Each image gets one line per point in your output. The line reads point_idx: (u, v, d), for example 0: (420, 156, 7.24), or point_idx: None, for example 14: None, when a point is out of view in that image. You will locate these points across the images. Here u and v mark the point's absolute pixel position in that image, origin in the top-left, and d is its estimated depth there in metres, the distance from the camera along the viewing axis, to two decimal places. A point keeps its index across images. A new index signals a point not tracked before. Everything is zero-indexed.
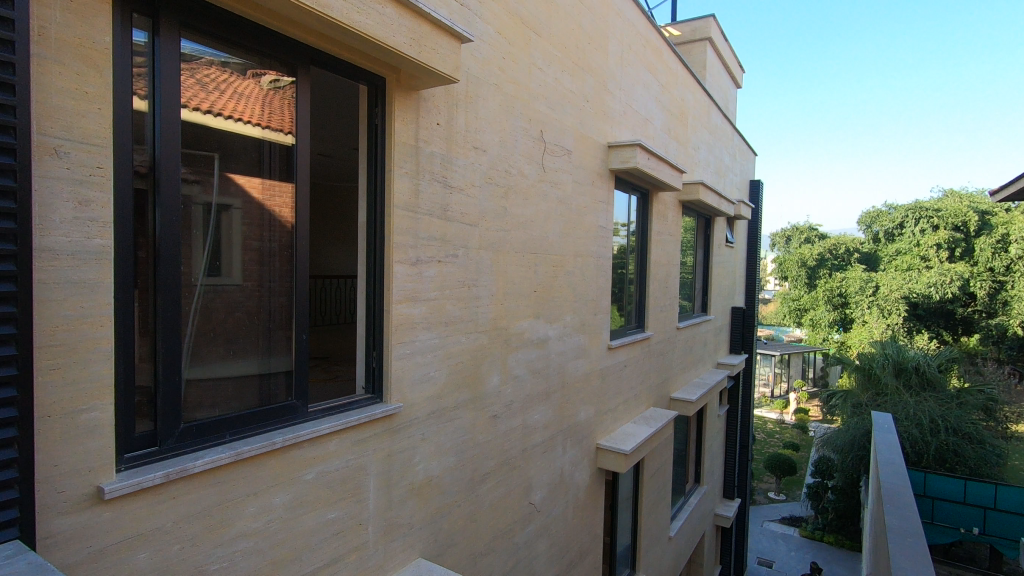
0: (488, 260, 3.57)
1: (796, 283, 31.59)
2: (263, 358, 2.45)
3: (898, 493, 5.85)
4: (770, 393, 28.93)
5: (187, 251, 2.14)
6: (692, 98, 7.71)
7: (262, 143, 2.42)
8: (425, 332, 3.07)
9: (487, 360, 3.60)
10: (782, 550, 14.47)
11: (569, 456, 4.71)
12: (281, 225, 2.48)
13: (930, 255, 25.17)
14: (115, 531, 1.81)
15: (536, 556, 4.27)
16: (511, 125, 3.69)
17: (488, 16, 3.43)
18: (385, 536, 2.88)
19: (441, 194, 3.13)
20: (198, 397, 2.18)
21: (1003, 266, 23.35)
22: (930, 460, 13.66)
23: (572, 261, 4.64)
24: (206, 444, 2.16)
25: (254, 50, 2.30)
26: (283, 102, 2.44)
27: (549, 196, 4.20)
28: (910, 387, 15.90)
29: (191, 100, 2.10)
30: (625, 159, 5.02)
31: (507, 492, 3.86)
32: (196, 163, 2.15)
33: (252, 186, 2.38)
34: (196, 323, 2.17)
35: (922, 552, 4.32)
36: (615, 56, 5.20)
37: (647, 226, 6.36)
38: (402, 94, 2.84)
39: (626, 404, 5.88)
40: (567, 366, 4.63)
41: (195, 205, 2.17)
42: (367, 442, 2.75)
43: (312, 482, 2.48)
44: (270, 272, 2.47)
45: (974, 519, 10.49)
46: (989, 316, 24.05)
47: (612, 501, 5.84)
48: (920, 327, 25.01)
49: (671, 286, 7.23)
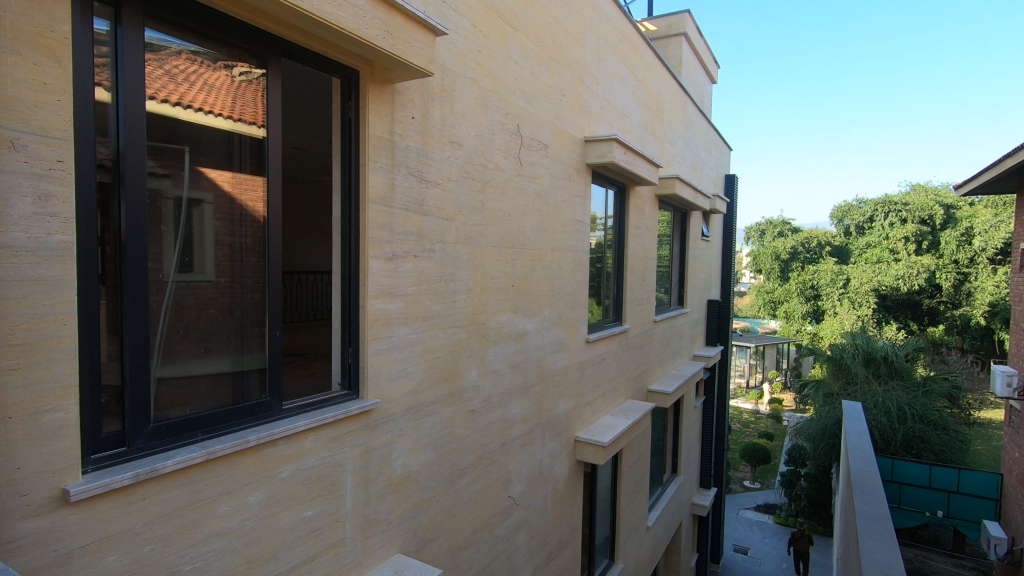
0: (465, 255, 3.56)
1: (770, 275, 32.17)
2: (235, 356, 2.41)
3: (867, 480, 6.01)
4: (745, 384, 29.43)
5: (158, 247, 2.10)
6: (668, 93, 7.76)
7: (232, 135, 2.35)
8: (401, 327, 3.05)
9: (465, 356, 3.60)
10: (757, 538, 14.80)
11: (548, 449, 4.73)
12: (253, 220, 2.42)
13: (899, 248, 25.89)
14: (82, 534, 1.77)
15: (515, 549, 4.30)
16: (487, 119, 3.68)
17: (464, 8, 3.39)
18: (363, 532, 2.87)
19: (417, 187, 3.10)
20: (170, 395, 2.14)
21: (967, 259, 24.13)
22: (897, 447, 14.15)
23: (550, 255, 4.65)
24: (178, 443, 2.12)
25: (223, 42, 2.24)
26: (253, 94, 2.38)
27: (526, 190, 4.20)
28: (879, 376, 16.35)
29: (158, 91, 2.05)
30: (602, 154, 5.06)
31: (485, 487, 3.86)
32: (164, 156, 2.10)
33: (223, 180, 2.32)
34: (167, 320, 2.14)
35: (889, 536, 4.46)
36: (592, 51, 5.21)
37: (624, 220, 6.41)
38: (376, 88, 2.82)
39: (604, 397, 5.95)
40: (546, 360, 4.66)
41: (165, 199, 2.13)
42: (343, 438, 2.73)
43: (288, 480, 2.45)
44: (243, 268, 2.42)
45: (939, 502, 10.91)
46: (954, 307, 24.86)
47: (589, 493, 5.87)
48: (889, 318, 25.77)
49: (649, 280, 7.30)
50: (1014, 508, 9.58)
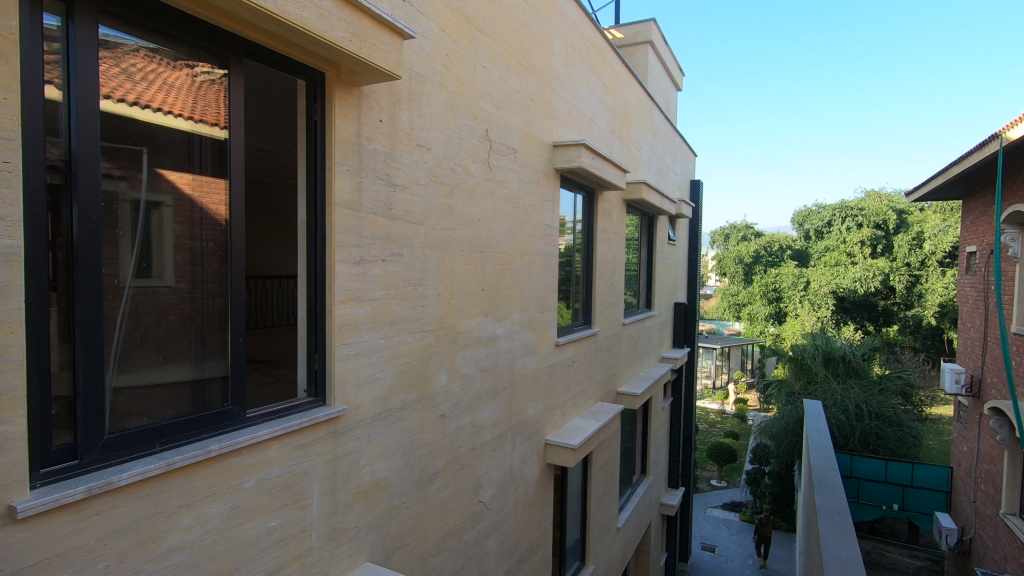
0: (434, 259, 3.54)
1: (734, 278, 32.97)
2: (195, 364, 2.33)
3: (827, 475, 6.22)
4: (711, 385, 30.05)
5: (113, 252, 2.03)
6: (635, 100, 7.92)
7: (193, 136, 2.28)
8: (369, 332, 3.01)
9: (434, 360, 3.57)
10: (724, 536, 15.09)
11: (518, 452, 4.74)
12: (214, 223, 2.35)
13: (855, 252, 26.88)
14: (30, 552, 1.69)
15: (486, 553, 4.28)
16: (455, 123, 3.68)
17: (432, 12, 3.39)
18: (330, 542, 2.82)
19: (385, 191, 3.08)
20: (127, 405, 2.06)
21: (918, 262, 25.21)
22: (856, 443, 14.68)
23: (519, 259, 4.66)
24: (134, 454, 2.05)
25: (182, 41, 2.18)
26: (215, 95, 2.32)
27: (495, 194, 4.21)
28: (838, 375, 16.92)
29: (114, 90, 1.99)
30: (570, 158, 5.11)
31: (456, 492, 3.84)
32: (120, 157, 2.03)
33: (183, 182, 2.25)
34: (123, 327, 2.06)
35: (848, 530, 4.62)
36: (560, 57, 5.27)
37: (592, 224, 6.49)
38: (342, 90, 2.78)
39: (574, 400, 6.00)
40: (516, 364, 4.66)
41: (121, 202, 2.06)
42: (309, 446, 2.67)
43: (251, 491, 2.39)
44: (204, 273, 2.35)
45: (894, 496, 11.34)
46: (906, 308, 25.98)
47: (560, 495, 5.91)
48: (846, 319, 26.76)
49: (617, 283, 7.41)
50: (963, 499, 10.04)
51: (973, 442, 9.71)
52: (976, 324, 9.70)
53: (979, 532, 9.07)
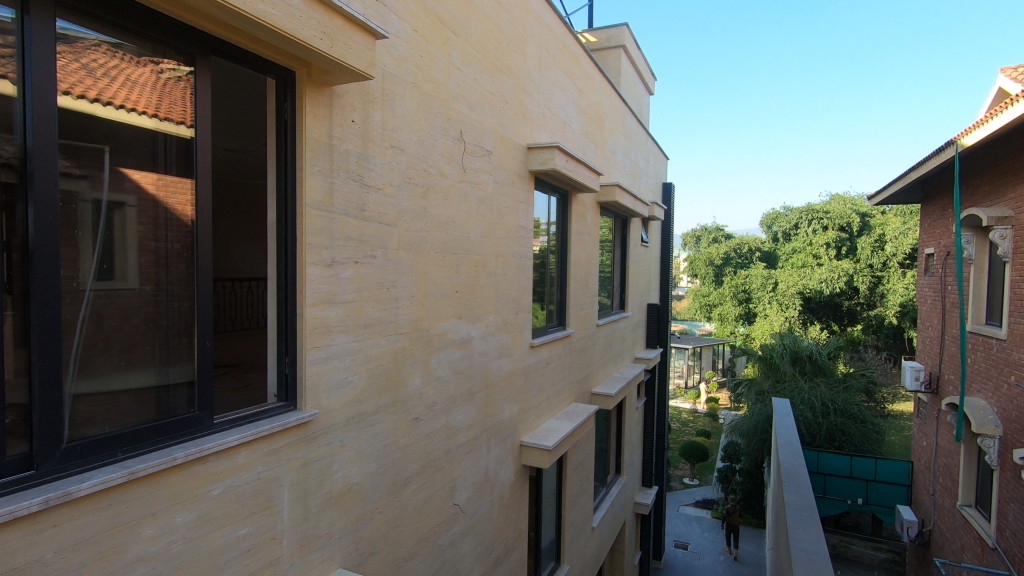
0: (408, 261, 3.51)
1: (705, 280, 33.57)
2: (160, 368, 2.26)
3: (795, 472, 6.38)
4: (684, 384, 30.51)
5: (72, 254, 1.96)
6: (608, 103, 8.00)
7: (157, 135, 2.21)
8: (341, 336, 2.97)
9: (409, 363, 3.55)
10: (696, 533, 15.32)
11: (493, 455, 4.73)
12: (180, 224, 2.28)
13: (821, 254, 27.65)
14: None
15: (461, 556, 4.26)
16: (429, 125, 3.66)
17: (405, 13, 3.37)
18: (301, 549, 2.77)
19: (358, 192, 3.04)
20: (88, 413, 1.99)
21: (880, 263, 26.08)
22: (822, 440, 15.10)
23: (494, 261, 4.66)
24: (95, 464, 1.97)
25: (145, 36, 2.11)
26: (182, 92, 2.26)
27: (469, 196, 4.20)
28: (805, 373, 17.38)
29: (74, 86, 1.92)
30: (544, 160, 5.12)
31: (430, 496, 3.81)
32: (80, 155, 1.97)
33: (147, 182, 2.18)
34: (84, 332, 1.99)
35: (815, 525, 4.74)
36: (533, 60, 5.30)
37: (566, 226, 6.53)
38: (313, 90, 2.74)
39: (549, 401, 6.02)
40: (490, 366, 4.65)
41: (82, 202, 1.99)
42: (280, 451, 2.62)
43: (219, 499, 2.33)
44: (169, 275, 2.28)
45: (859, 490, 11.83)
46: (869, 308, 26.83)
47: (535, 496, 5.92)
48: (813, 319, 27.49)
49: (591, 285, 7.46)
50: (923, 492, 10.41)
51: (932, 437, 10.07)
52: (934, 323, 10.07)
53: (938, 524, 9.40)
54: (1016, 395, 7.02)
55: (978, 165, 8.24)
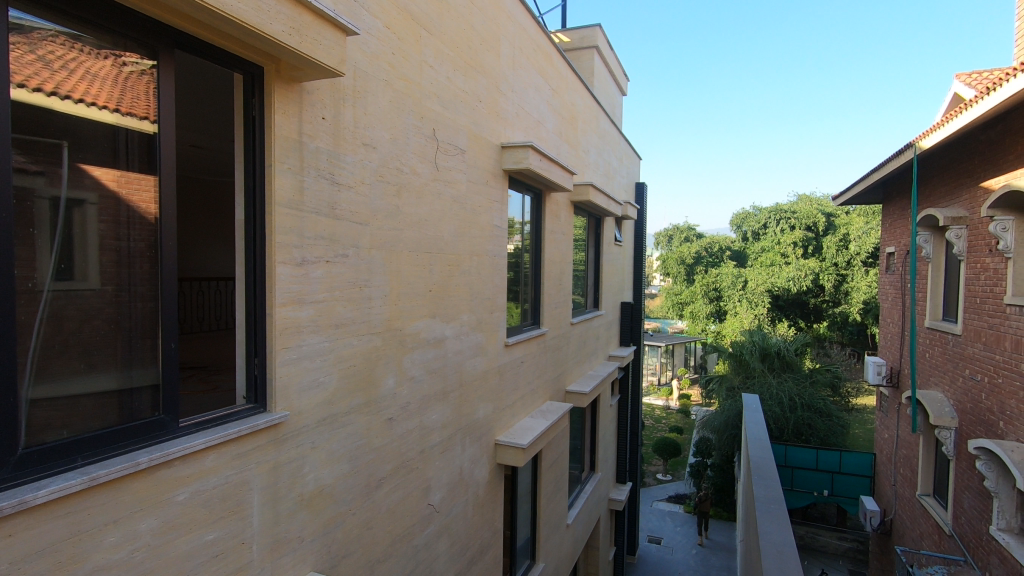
0: (380, 261, 3.48)
1: (677, 278, 34.12)
2: (123, 371, 2.20)
3: (764, 465, 6.54)
4: (657, 381, 30.93)
5: (28, 253, 1.90)
6: (581, 103, 8.07)
7: (118, 130, 2.14)
8: (312, 336, 2.92)
9: (381, 363, 3.52)
10: (669, 528, 15.55)
11: (468, 454, 4.72)
12: (143, 222, 2.21)
13: (788, 253, 28.35)
14: None
15: (435, 556, 4.24)
16: (402, 123, 3.63)
17: (377, 9, 3.33)
18: (271, 553, 2.72)
19: (328, 191, 2.99)
20: (45, 418, 1.92)
21: (844, 262, 26.85)
22: (789, 434, 15.50)
23: (468, 260, 4.66)
24: (54, 470, 1.91)
25: (105, 27, 2.04)
26: (144, 87, 2.19)
27: (443, 195, 4.19)
28: (773, 369, 17.79)
29: (29, 78, 1.85)
30: (517, 160, 5.13)
31: (404, 496, 3.79)
32: (35, 151, 1.90)
33: (109, 179, 2.12)
34: (42, 334, 1.93)
35: (782, 517, 4.86)
36: (507, 59, 5.30)
37: (540, 225, 6.56)
38: (282, 86, 2.70)
39: (523, 399, 6.04)
40: (464, 365, 4.64)
41: (38, 199, 1.92)
42: (249, 454, 2.57)
43: (185, 504, 2.27)
44: (132, 275, 2.21)
45: (824, 482, 12.21)
46: (834, 306, 27.60)
47: (511, 495, 5.93)
48: (781, 316, 28.17)
49: (565, 283, 7.51)
50: (884, 483, 10.77)
51: (893, 430, 10.43)
52: (895, 319, 10.42)
53: (898, 514, 9.75)
54: (971, 387, 7.32)
55: (935, 167, 8.57)
